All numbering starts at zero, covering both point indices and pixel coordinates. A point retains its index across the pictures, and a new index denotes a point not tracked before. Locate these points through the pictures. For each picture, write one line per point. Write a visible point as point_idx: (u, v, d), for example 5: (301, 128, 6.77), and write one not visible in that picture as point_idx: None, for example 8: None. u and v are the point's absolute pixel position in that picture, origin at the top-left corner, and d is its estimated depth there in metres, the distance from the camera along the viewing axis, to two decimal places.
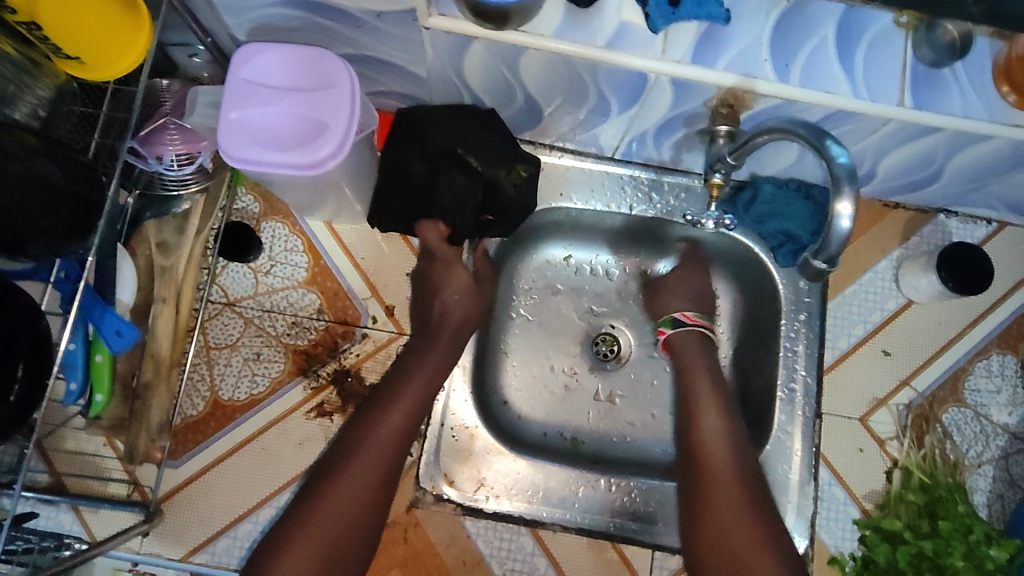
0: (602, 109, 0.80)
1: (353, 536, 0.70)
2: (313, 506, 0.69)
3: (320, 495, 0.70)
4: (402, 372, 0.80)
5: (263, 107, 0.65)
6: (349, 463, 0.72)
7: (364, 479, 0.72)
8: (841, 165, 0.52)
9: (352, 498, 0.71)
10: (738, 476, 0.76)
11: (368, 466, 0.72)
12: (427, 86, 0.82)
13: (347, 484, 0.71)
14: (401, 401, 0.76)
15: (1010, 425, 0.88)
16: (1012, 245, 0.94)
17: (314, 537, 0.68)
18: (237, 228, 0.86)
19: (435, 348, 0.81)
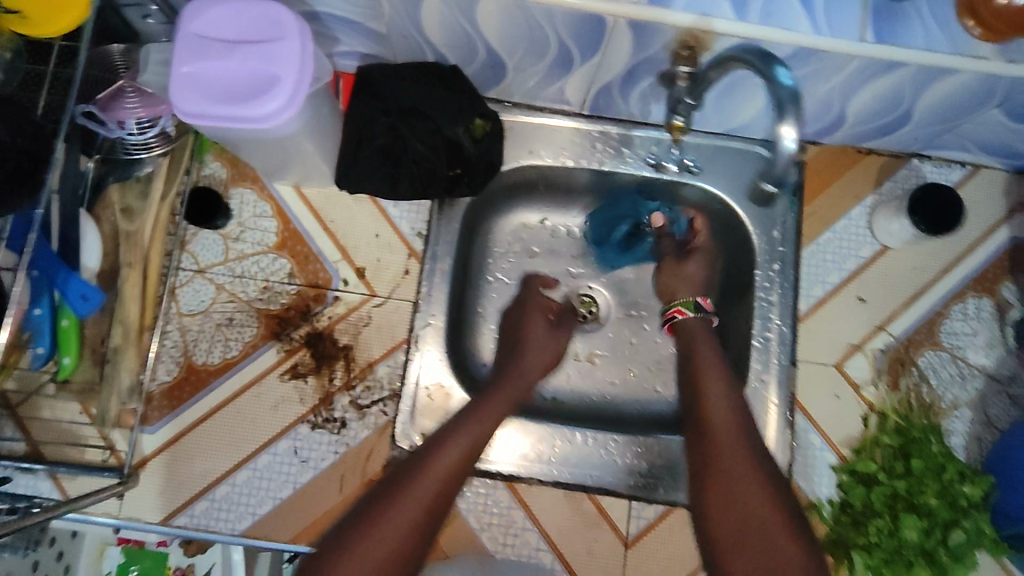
0: (562, 60, 0.80)
1: (407, 554, 0.63)
2: (364, 528, 0.62)
3: (374, 514, 0.63)
4: (482, 398, 0.79)
5: (212, 59, 0.65)
6: (413, 477, 0.67)
7: (425, 501, 0.65)
8: (786, 89, 0.53)
9: (405, 520, 0.63)
10: (760, 466, 0.69)
11: (437, 481, 0.67)
12: (388, 42, 0.81)
13: (403, 503, 0.64)
14: (476, 424, 0.74)
15: (987, 366, 0.88)
16: (987, 186, 0.93)
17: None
18: (205, 193, 0.85)
19: (513, 381, 0.83)
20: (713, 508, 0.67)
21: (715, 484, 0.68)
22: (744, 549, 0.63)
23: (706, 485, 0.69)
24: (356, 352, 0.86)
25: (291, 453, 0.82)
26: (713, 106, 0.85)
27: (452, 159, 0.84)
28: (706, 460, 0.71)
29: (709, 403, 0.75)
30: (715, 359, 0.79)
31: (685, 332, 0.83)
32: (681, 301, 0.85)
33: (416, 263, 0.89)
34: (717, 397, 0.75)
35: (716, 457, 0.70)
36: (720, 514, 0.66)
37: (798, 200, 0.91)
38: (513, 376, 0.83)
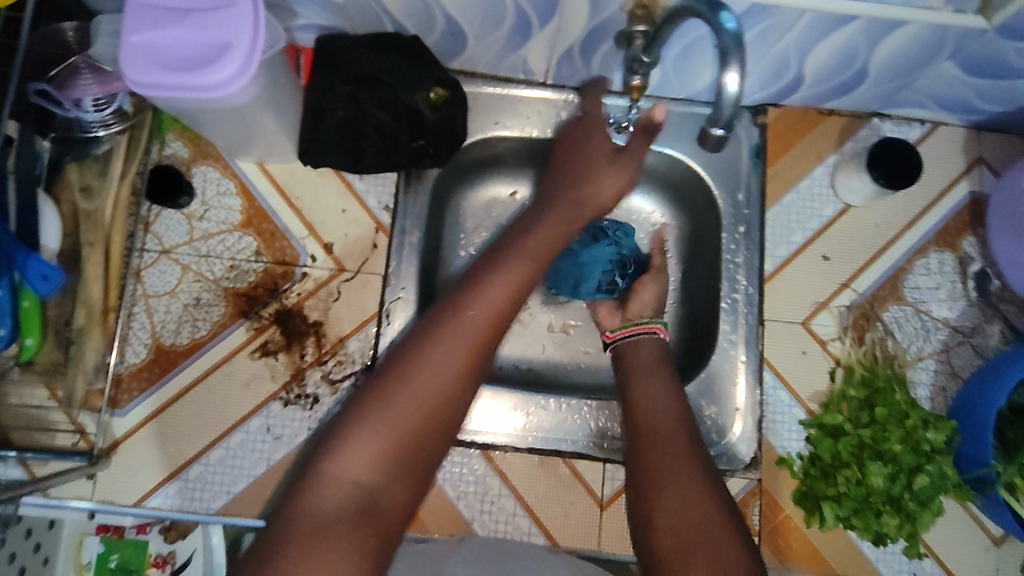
0: (522, 26, 0.79)
1: (449, 407, 0.60)
2: (397, 377, 0.59)
3: (407, 356, 0.61)
4: (524, 233, 0.73)
5: (162, 27, 0.64)
6: (444, 326, 0.62)
7: (463, 347, 0.61)
8: (729, 33, 0.54)
9: (445, 366, 0.60)
10: (704, 477, 0.65)
11: (470, 327, 0.62)
12: (347, 14, 0.81)
13: (438, 352, 0.61)
14: (512, 266, 0.67)
15: (950, 319, 0.90)
16: (946, 143, 0.95)
17: (397, 423, 0.58)
18: (166, 171, 0.84)
19: (560, 213, 0.76)
20: (657, 520, 0.63)
21: (658, 498, 0.64)
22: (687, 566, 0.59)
23: (646, 502, 0.65)
24: (327, 328, 0.85)
25: (263, 431, 0.82)
26: (674, 70, 0.85)
27: (415, 130, 0.84)
28: (645, 476, 0.66)
29: (648, 417, 0.72)
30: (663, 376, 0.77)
31: (631, 349, 0.82)
32: (660, 320, 0.84)
33: (384, 236, 0.89)
34: (662, 421, 0.71)
35: (654, 468, 0.66)
36: (664, 530, 0.62)
37: (762, 161, 0.92)
38: (565, 208, 0.76)
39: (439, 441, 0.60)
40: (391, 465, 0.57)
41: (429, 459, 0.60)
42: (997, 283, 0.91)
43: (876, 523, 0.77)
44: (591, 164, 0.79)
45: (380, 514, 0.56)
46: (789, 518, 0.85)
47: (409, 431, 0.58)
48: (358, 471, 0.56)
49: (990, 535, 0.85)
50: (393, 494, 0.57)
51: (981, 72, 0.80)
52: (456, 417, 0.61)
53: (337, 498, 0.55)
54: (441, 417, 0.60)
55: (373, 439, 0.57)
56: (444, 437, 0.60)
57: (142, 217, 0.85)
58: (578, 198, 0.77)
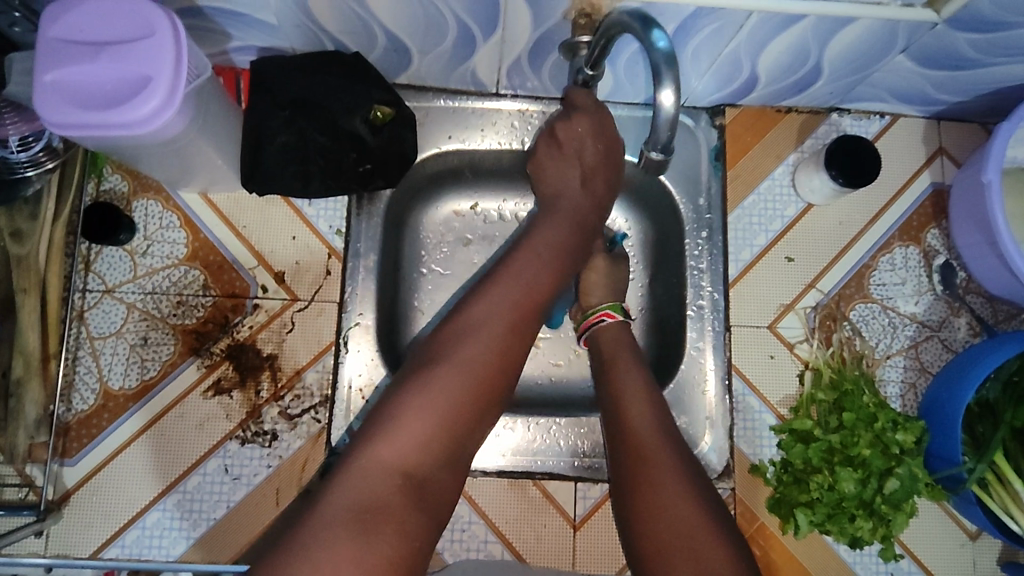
0: (465, 40, 0.76)
1: (493, 390, 0.61)
2: (444, 359, 0.60)
3: (452, 340, 0.62)
4: (540, 226, 0.75)
5: (77, 63, 0.61)
6: (484, 308, 0.64)
7: (505, 331, 0.63)
8: (660, 52, 0.53)
9: (487, 348, 0.62)
10: (681, 466, 0.65)
11: (511, 308, 0.65)
12: (282, 35, 0.77)
13: (481, 336, 0.62)
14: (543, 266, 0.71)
15: (918, 314, 0.89)
16: (906, 135, 0.93)
17: (445, 405, 0.58)
18: (104, 208, 0.80)
19: (579, 197, 0.77)
20: (643, 514, 0.63)
21: (642, 491, 0.64)
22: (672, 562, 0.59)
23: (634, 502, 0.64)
24: (282, 361, 0.82)
25: (221, 471, 0.80)
26: (626, 75, 0.83)
27: (361, 153, 0.81)
28: (629, 470, 0.66)
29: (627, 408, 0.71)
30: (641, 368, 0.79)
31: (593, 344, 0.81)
32: (607, 305, 0.83)
33: (338, 262, 0.86)
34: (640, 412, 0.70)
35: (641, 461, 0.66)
36: (647, 522, 0.63)
37: (721, 164, 0.91)
38: (566, 194, 0.77)
39: (482, 423, 0.61)
40: (440, 446, 0.57)
41: (472, 442, 0.60)
42: (962, 275, 0.90)
43: (850, 527, 0.77)
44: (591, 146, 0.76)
45: (430, 496, 0.56)
46: (765, 525, 0.84)
47: (458, 413, 0.59)
48: (410, 451, 0.56)
49: (966, 530, 0.85)
50: (442, 474, 0.58)
51: (936, 63, 0.79)
52: (498, 400, 0.62)
53: (391, 477, 0.55)
54: (487, 399, 0.61)
55: (425, 420, 0.57)
56: (486, 420, 0.61)
57: (80, 255, 0.82)
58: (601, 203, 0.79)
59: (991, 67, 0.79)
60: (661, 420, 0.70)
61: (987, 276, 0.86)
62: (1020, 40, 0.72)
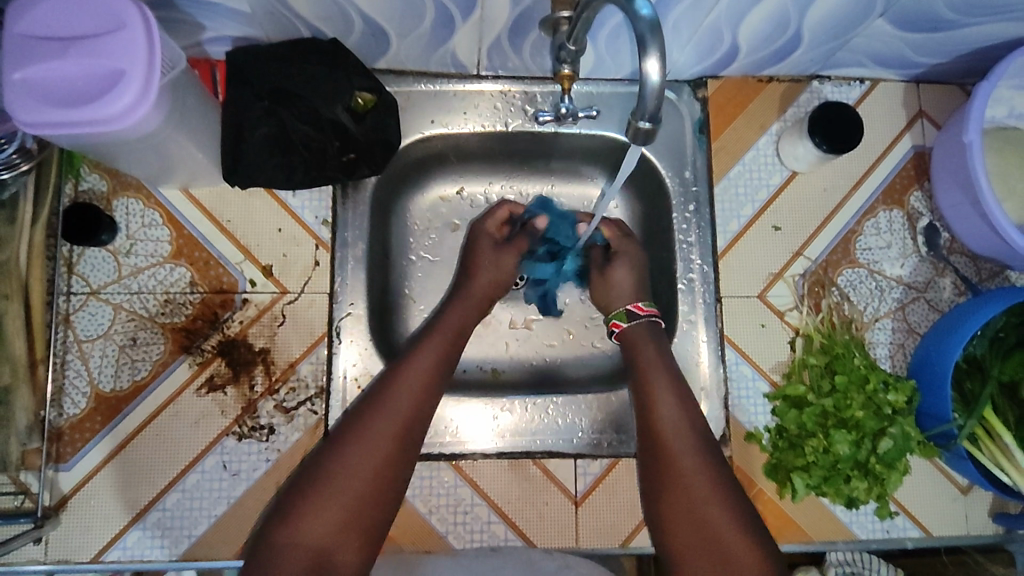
0: (443, 21, 0.75)
1: (387, 476, 0.67)
2: (340, 456, 0.67)
3: (346, 439, 0.68)
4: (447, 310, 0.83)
5: (44, 60, 0.59)
6: (380, 404, 0.71)
7: (394, 424, 0.70)
8: (644, 21, 0.53)
9: (378, 443, 0.68)
10: (714, 474, 0.70)
11: (401, 403, 0.71)
12: (256, 23, 0.75)
13: (374, 433, 0.68)
14: (433, 344, 0.77)
15: (904, 276, 0.90)
16: (886, 99, 0.94)
17: (345, 488, 0.65)
18: (83, 209, 0.79)
19: (472, 291, 0.86)
20: (674, 521, 0.69)
21: (672, 498, 0.70)
22: (703, 560, 0.66)
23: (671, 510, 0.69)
24: (275, 354, 0.82)
25: (220, 468, 0.79)
26: (607, 51, 0.82)
27: (344, 143, 0.80)
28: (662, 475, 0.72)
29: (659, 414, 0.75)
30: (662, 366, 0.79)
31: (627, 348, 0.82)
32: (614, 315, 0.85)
33: (325, 252, 0.85)
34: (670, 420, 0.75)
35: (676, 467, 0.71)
36: (680, 523, 0.68)
37: (705, 136, 0.91)
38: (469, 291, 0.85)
39: (382, 506, 0.67)
40: (343, 523, 0.64)
41: (376, 523, 0.66)
42: (946, 235, 0.91)
43: (846, 488, 0.78)
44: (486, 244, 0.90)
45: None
46: (763, 491, 0.86)
47: (354, 498, 0.65)
48: (312, 539, 0.63)
49: (957, 485, 0.87)
50: (345, 553, 0.64)
51: (914, 26, 0.79)
52: (393, 485, 0.68)
53: (291, 561, 0.61)
54: (379, 485, 0.67)
55: (324, 509, 0.64)
56: (386, 501, 0.67)
57: (62, 258, 0.80)
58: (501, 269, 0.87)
59: (968, 28, 0.79)
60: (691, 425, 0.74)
61: (969, 234, 0.87)
62: None
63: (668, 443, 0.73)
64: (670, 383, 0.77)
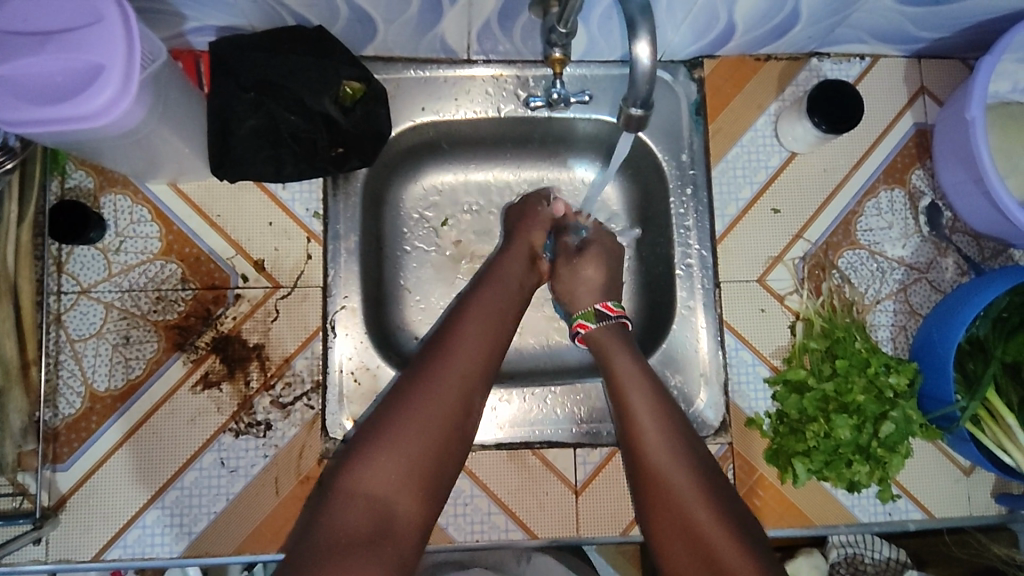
0: (430, 5, 0.73)
1: (445, 436, 0.66)
2: (400, 411, 0.66)
3: (406, 390, 0.68)
4: (501, 269, 0.83)
5: (21, 56, 0.57)
6: (441, 361, 0.70)
7: (452, 387, 0.68)
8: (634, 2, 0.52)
9: (436, 408, 0.67)
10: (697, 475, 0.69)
11: (464, 369, 0.70)
12: (240, 12, 0.73)
13: (430, 395, 0.67)
14: (489, 307, 0.77)
15: (905, 257, 0.89)
16: (888, 76, 0.92)
17: (412, 434, 0.65)
18: (70, 206, 0.78)
19: (513, 258, 0.85)
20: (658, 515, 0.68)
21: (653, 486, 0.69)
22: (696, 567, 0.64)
23: (650, 482, 0.69)
24: (269, 350, 0.81)
25: (217, 465, 0.79)
26: (600, 33, 0.80)
27: (334, 137, 0.79)
28: (637, 458, 0.71)
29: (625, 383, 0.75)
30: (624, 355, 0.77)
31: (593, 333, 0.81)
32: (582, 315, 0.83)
33: (317, 245, 0.84)
34: (640, 393, 0.74)
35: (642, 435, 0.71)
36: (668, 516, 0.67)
37: (701, 118, 0.89)
38: (511, 262, 0.84)
39: (445, 457, 0.66)
40: (408, 472, 0.64)
41: (439, 484, 0.66)
42: (948, 215, 0.90)
43: (848, 472, 0.78)
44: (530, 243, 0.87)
45: (396, 532, 0.62)
46: (763, 477, 0.85)
47: (420, 454, 0.65)
48: (375, 488, 0.63)
49: (959, 466, 0.86)
50: (406, 505, 0.63)
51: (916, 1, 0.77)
52: (459, 433, 0.68)
53: (358, 511, 0.61)
54: (439, 448, 0.66)
55: (387, 462, 0.64)
56: (446, 465, 0.66)
57: (51, 257, 0.79)
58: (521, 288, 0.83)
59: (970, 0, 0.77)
60: (663, 401, 0.74)
61: (971, 212, 0.86)
62: None
63: (644, 440, 0.71)
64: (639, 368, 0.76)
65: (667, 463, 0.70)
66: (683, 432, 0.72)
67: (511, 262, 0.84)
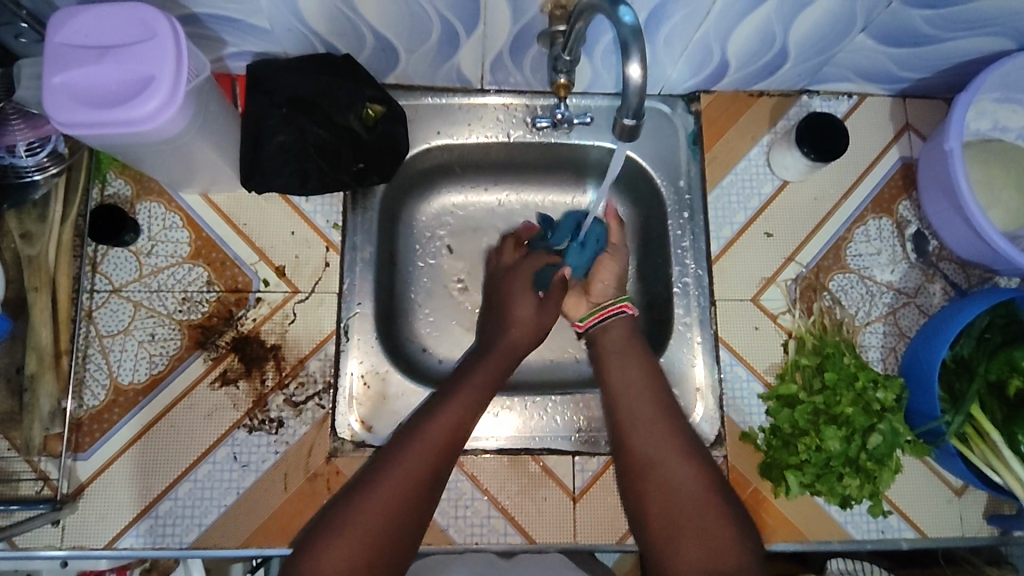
0: (449, 36, 0.80)
1: (397, 529, 0.70)
2: (356, 505, 0.71)
3: (366, 487, 0.72)
4: (483, 357, 0.85)
5: (82, 66, 0.65)
6: (404, 456, 0.74)
7: (408, 483, 0.72)
8: (626, 26, 0.57)
9: (391, 496, 0.71)
10: (689, 466, 0.76)
11: (421, 465, 0.74)
12: (277, 39, 0.81)
13: (387, 492, 0.71)
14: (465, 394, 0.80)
15: (893, 281, 0.93)
16: (874, 113, 0.98)
17: (362, 527, 0.69)
18: (109, 210, 0.84)
19: (502, 348, 0.85)
20: (647, 500, 0.76)
21: (644, 475, 0.76)
22: (685, 548, 0.72)
23: (640, 474, 0.77)
24: (285, 351, 0.85)
25: (230, 459, 0.82)
26: (602, 66, 0.87)
27: (356, 153, 0.85)
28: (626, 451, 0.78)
29: (625, 401, 0.81)
30: (631, 358, 0.84)
31: (600, 336, 0.87)
32: (625, 297, 0.87)
33: (335, 254, 0.89)
34: (637, 396, 0.81)
35: (649, 456, 0.77)
36: (657, 505, 0.75)
37: (698, 148, 0.96)
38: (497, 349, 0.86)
39: (397, 547, 0.70)
40: (355, 567, 0.68)
41: (389, 569, 0.70)
42: (935, 243, 0.94)
43: (838, 486, 0.80)
44: (516, 326, 0.87)
45: None
46: (759, 491, 0.87)
47: (368, 549, 0.69)
48: None
49: (951, 486, 0.88)
50: None
51: (895, 41, 0.84)
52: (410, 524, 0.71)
53: None
54: (389, 535, 0.70)
55: (339, 548, 0.68)
56: (396, 552, 0.70)
57: (88, 257, 0.85)
58: (506, 360, 0.85)
59: (946, 42, 0.83)
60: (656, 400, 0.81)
61: (957, 241, 0.90)
62: (972, 15, 0.77)
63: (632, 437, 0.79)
64: (642, 370, 0.83)
65: (659, 455, 0.77)
66: (670, 424, 0.79)
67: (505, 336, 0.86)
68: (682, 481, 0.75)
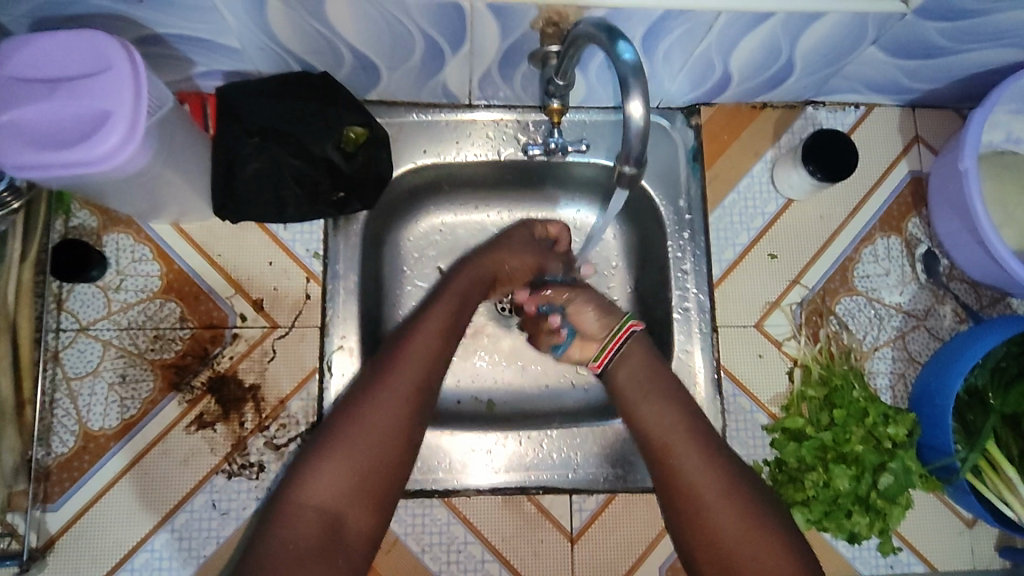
0: (433, 54, 0.75)
1: (391, 452, 0.69)
2: (344, 425, 0.69)
3: (353, 404, 0.71)
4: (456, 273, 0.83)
5: (31, 102, 0.59)
6: (389, 371, 0.72)
7: (397, 400, 0.71)
8: (627, 64, 0.53)
9: (380, 416, 0.70)
10: (736, 501, 0.70)
11: (408, 378, 0.72)
12: (247, 59, 0.75)
13: (376, 413, 0.70)
14: (443, 309, 0.78)
15: (902, 304, 0.89)
16: (883, 124, 0.93)
17: (354, 444, 0.68)
18: (72, 246, 0.78)
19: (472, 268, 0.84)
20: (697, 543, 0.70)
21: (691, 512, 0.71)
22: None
23: (687, 513, 0.71)
24: (265, 391, 0.81)
25: (209, 507, 0.78)
26: (597, 82, 0.82)
27: (336, 181, 0.80)
28: (668, 482, 0.73)
29: (659, 432, 0.74)
30: (660, 387, 0.76)
31: (617, 365, 0.79)
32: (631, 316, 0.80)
33: (316, 285, 0.84)
34: (667, 424, 0.74)
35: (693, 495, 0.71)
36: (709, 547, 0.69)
37: (699, 164, 0.90)
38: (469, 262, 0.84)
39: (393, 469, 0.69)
40: (351, 488, 0.67)
41: (386, 489, 0.69)
42: (945, 263, 0.90)
43: (847, 523, 0.77)
44: (489, 260, 0.84)
45: (342, 541, 0.66)
46: None
47: (362, 470, 0.68)
48: (321, 503, 0.66)
49: (962, 518, 0.85)
50: (355, 519, 0.67)
51: (908, 54, 0.79)
52: (406, 447, 0.70)
53: (306, 523, 0.65)
54: (382, 459, 0.69)
55: (333, 471, 0.67)
56: (393, 473, 0.69)
57: (52, 295, 0.80)
58: (479, 276, 0.84)
59: (962, 54, 0.79)
60: (688, 431, 0.74)
61: (970, 262, 0.86)
62: (990, 27, 0.73)
63: (673, 466, 0.72)
64: (668, 402, 0.76)
65: (706, 494, 0.70)
66: (709, 451, 0.73)
67: (451, 286, 0.81)
68: (731, 518, 0.69)
